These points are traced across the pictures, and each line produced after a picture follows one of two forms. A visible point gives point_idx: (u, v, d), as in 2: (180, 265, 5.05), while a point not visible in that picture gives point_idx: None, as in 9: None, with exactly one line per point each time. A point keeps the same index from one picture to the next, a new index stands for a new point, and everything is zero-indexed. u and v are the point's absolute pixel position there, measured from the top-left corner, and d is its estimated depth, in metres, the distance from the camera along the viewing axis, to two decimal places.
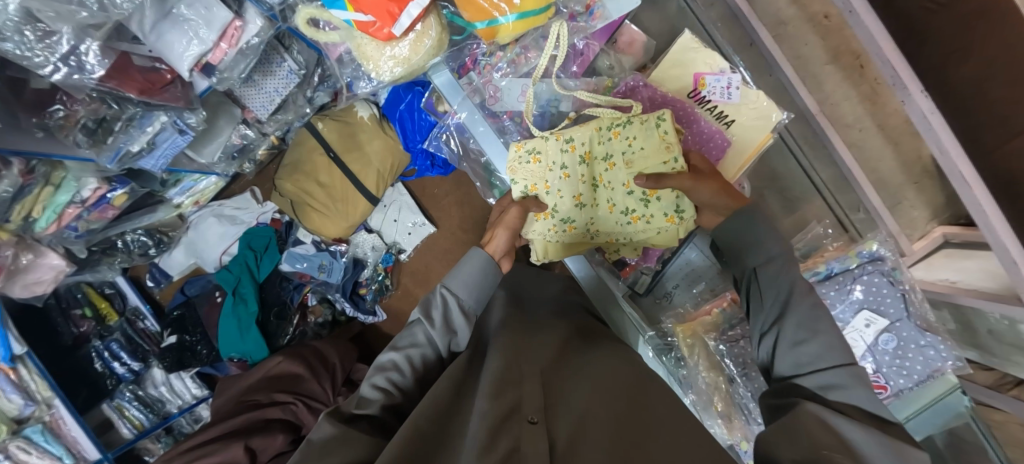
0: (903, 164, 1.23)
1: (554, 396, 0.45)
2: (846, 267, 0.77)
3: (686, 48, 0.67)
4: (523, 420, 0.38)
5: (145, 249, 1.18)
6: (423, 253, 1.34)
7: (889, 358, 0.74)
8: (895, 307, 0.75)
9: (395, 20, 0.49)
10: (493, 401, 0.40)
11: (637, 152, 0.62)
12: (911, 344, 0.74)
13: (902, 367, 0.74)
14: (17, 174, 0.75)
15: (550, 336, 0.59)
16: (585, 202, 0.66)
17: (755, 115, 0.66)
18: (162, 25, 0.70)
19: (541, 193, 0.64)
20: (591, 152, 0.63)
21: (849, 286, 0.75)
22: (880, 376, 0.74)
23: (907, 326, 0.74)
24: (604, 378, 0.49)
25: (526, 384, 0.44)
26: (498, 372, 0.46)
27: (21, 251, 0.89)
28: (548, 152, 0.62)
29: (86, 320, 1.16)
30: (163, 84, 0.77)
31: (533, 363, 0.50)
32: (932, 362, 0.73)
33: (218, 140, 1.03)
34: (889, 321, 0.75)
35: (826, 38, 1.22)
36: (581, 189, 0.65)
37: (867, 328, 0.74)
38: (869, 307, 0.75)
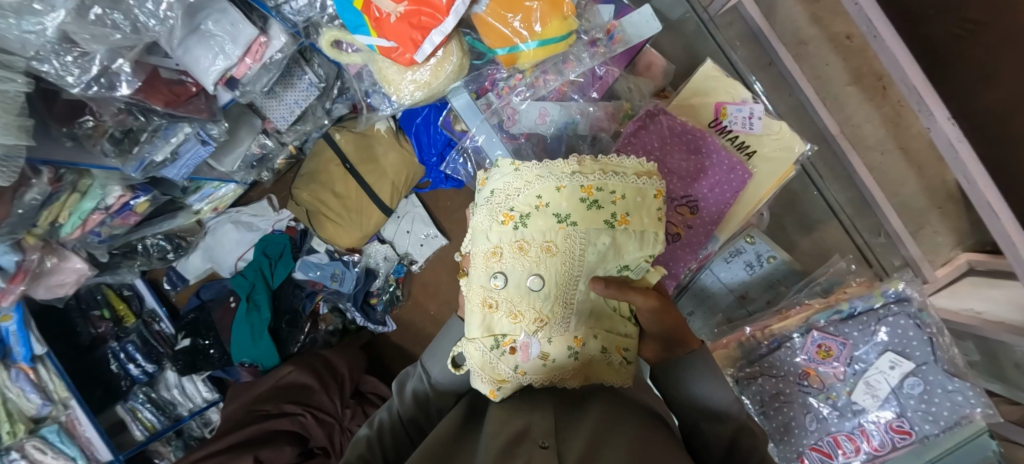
0: (927, 188, 1.20)
1: (564, 428, 0.40)
2: (870, 306, 0.74)
3: (708, 77, 0.66)
4: (534, 445, 0.35)
5: (163, 253, 1.21)
6: (434, 265, 1.34)
7: (915, 402, 0.70)
8: (921, 350, 0.71)
9: (417, 47, 0.50)
10: (498, 434, 0.37)
11: (520, 307, 0.49)
12: (937, 389, 0.70)
13: (928, 412, 0.70)
14: (46, 183, 0.77)
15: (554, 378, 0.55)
16: (561, 248, 0.49)
17: (778, 146, 0.63)
18: (190, 41, 0.71)
19: (566, 185, 0.50)
20: (512, 245, 0.49)
21: (873, 328, 0.72)
22: (905, 420, 0.71)
23: (934, 370, 0.70)
24: (615, 410, 0.45)
25: (534, 416, 0.41)
26: (506, 411, 0.43)
27: (46, 255, 0.91)
28: (512, 199, 0.50)
29: (104, 321, 1.18)
30: (189, 96, 0.79)
31: (540, 404, 0.44)
32: (960, 408, 0.69)
33: (237, 150, 1.04)
34: (914, 364, 0.71)
35: (847, 59, 1.20)
36: (553, 237, 0.49)
37: (892, 371, 0.71)
38: (893, 349, 0.71)
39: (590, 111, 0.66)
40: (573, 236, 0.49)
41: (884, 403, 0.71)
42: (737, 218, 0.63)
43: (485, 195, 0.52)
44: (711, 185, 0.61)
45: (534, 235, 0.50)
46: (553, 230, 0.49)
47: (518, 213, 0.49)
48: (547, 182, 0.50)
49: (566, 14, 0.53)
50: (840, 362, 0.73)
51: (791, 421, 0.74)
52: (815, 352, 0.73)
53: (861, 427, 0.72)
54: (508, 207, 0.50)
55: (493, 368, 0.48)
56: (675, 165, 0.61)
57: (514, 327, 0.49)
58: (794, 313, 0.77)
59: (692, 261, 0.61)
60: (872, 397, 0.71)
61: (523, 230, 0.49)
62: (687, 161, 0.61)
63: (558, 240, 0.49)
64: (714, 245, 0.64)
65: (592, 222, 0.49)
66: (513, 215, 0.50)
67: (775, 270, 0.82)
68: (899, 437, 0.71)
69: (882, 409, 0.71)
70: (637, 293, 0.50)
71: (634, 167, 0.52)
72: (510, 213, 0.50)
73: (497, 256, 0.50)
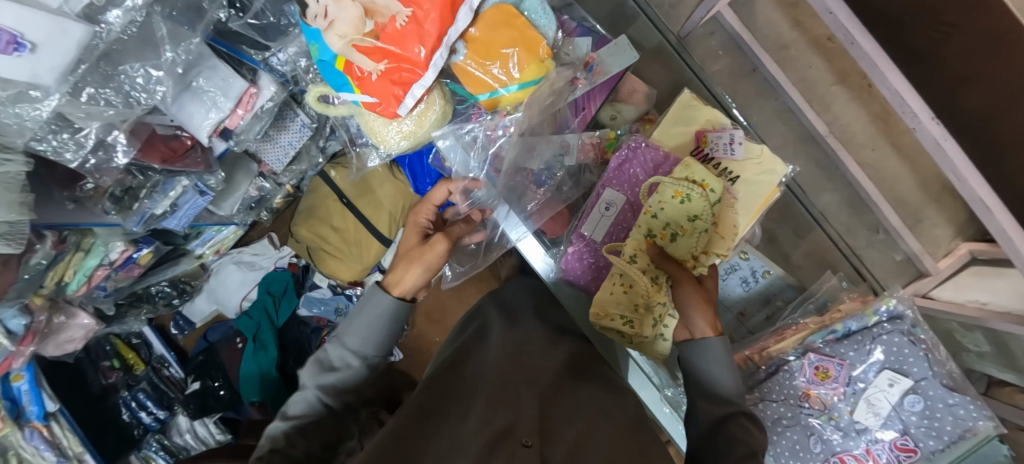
0: (922, 182, 1.21)
1: (548, 427, 0.41)
2: (864, 325, 0.74)
3: (686, 106, 0.68)
4: (516, 442, 0.36)
5: (168, 299, 1.21)
6: (436, 291, 1.35)
7: (917, 419, 0.69)
8: (918, 366, 0.70)
9: (400, 102, 0.52)
10: (485, 426, 0.39)
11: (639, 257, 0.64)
12: (939, 404, 0.68)
13: (930, 427, 0.69)
14: (50, 246, 0.78)
15: (548, 363, 0.57)
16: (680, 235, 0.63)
17: (761, 170, 0.65)
18: (183, 98, 0.73)
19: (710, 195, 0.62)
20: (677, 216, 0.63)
21: (868, 347, 0.72)
22: (909, 437, 0.69)
23: (933, 385, 0.69)
24: (588, 421, 0.45)
25: (520, 409, 0.43)
26: (493, 398, 0.45)
27: (53, 313, 0.92)
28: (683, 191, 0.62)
29: (114, 371, 1.19)
30: (184, 150, 0.81)
31: (528, 396, 0.46)
32: (962, 422, 0.68)
33: (235, 195, 1.05)
34: (913, 380, 0.70)
35: (831, 61, 1.20)
36: (692, 226, 0.63)
37: (891, 389, 0.70)
38: (890, 367, 0.71)
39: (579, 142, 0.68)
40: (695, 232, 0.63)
41: (886, 422, 0.69)
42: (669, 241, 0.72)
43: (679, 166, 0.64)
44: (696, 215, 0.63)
45: (675, 218, 0.63)
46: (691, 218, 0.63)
47: (686, 197, 0.62)
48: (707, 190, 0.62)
49: (543, 56, 0.55)
50: (839, 383, 0.72)
51: (796, 444, 0.71)
52: (814, 374, 0.73)
53: (867, 448, 0.69)
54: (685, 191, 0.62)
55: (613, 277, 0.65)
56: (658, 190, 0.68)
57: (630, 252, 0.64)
58: (791, 333, 0.77)
59: None
60: (875, 416, 0.70)
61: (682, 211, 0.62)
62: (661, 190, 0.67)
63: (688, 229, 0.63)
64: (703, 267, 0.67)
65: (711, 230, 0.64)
66: (681, 194, 0.62)
67: (771, 284, 0.84)
68: (905, 455, 0.69)
69: (886, 428, 0.69)
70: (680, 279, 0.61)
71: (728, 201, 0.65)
72: (685, 193, 0.62)
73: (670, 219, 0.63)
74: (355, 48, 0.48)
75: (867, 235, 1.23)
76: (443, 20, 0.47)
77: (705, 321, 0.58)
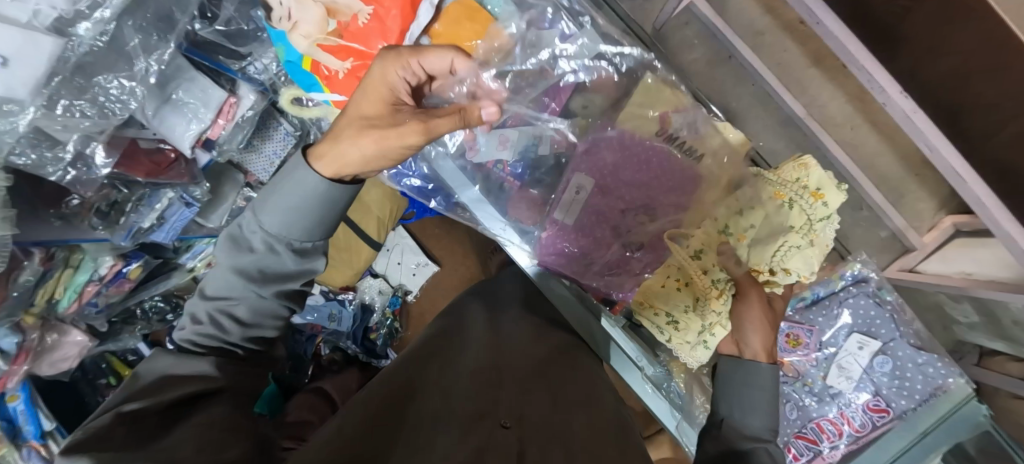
0: (902, 157, 1.22)
1: (529, 411, 0.43)
2: (832, 290, 0.82)
3: (650, 88, 0.66)
4: (495, 423, 0.38)
5: (163, 315, 1.20)
6: (429, 292, 1.36)
7: (888, 378, 0.79)
8: (886, 328, 0.80)
9: None
10: (467, 406, 0.41)
11: (707, 248, 0.63)
12: (908, 363, 0.79)
13: (902, 386, 0.78)
14: (38, 263, 0.79)
15: (532, 351, 0.59)
16: (761, 237, 0.60)
17: (724, 145, 0.65)
18: (165, 111, 0.76)
19: (819, 208, 0.58)
20: (773, 219, 0.60)
21: (836, 312, 0.81)
22: (881, 398, 0.78)
23: (901, 346, 0.79)
24: (568, 410, 0.47)
25: (502, 392, 0.45)
26: (477, 380, 0.47)
27: (45, 332, 0.93)
28: (785, 196, 0.60)
29: (110, 389, 1.18)
30: (168, 163, 0.82)
31: (512, 382, 0.48)
32: (932, 379, 0.77)
33: (223, 207, 1.07)
34: (881, 342, 0.80)
35: (805, 45, 1.20)
36: (784, 233, 0.59)
37: (860, 351, 0.80)
38: (859, 331, 0.80)
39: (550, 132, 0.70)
40: (785, 239, 0.59)
41: (858, 384, 0.79)
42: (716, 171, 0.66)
43: (795, 165, 0.61)
44: (663, 194, 0.67)
45: (769, 219, 0.60)
46: (784, 224, 0.59)
47: (788, 197, 0.60)
48: (821, 203, 0.58)
49: (504, 49, 0.61)
50: (812, 350, 0.81)
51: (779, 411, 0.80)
52: (786, 342, 0.81)
53: (843, 411, 0.79)
54: (790, 190, 0.60)
55: (667, 268, 0.66)
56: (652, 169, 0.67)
57: (700, 239, 0.63)
58: None
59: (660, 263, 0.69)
60: (847, 379, 0.79)
61: (774, 212, 0.60)
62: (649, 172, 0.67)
63: (781, 234, 0.59)
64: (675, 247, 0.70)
65: (811, 249, 0.59)
66: (784, 191, 0.60)
67: None
68: (878, 415, 0.78)
69: (858, 390, 0.79)
70: (748, 291, 0.60)
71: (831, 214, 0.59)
72: (787, 193, 0.60)
73: (758, 212, 0.61)
74: (319, 48, 0.54)
75: (852, 213, 1.25)
76: (403, 17, 0.53)
77: (760, 344, 0.59)
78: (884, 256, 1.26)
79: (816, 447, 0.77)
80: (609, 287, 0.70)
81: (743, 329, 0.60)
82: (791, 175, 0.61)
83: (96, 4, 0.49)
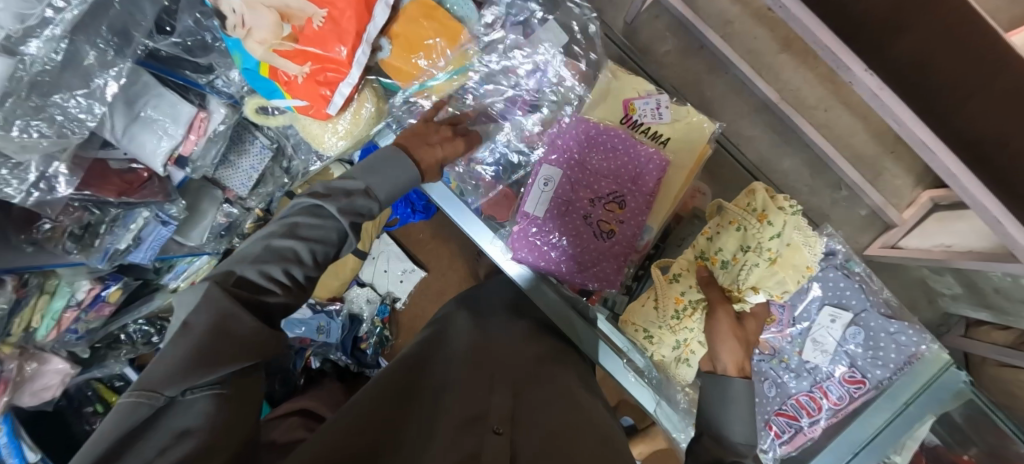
0: (876, 136, 1.24)
1: (520, 416, 0.43)
2: None
3: (612, 77, 0.69)
4: (488, 428, 0.38)
5: (148, 337, 1.19)
6: (417, 298, 1.35)
7: (862, 350, 0.69)
8: (857, 298, 0.70)
9: (328, 101, 0.58)
10: (457, 412, 0.40)
11: (681, 273, 0.65)
12: (881, 333, 0.69)
13: (876, 357, 0.68)
14: (12, 290, 0.78)
15: (521, 353, 0.58)
16: (726, 261, 0.61)
17: (690, 128, 0.67)
18: (133, 129, 0.75)
19: (771, 228, 0.58)
20: (726, 244, 0.61)
21: (806, 285, 0.70)
22: (856, 370, 0.68)
23: (873, 316, 0.70)
24: (560, 413, 0.47)
25: (492, 396, 0.44)
26: (467, 384, 0.46)
27: (25, 360, 0.92)
28: (739, 221, 0.60)
29: (98, 415, 1.16)
30: (141, 182, 0.81)
31: (501, 384, 0.47)
32: (905, 347, 0.67)
33: (202, 223, 1.06)
34: (854, 313, 0.70)
35: (774, 29, 1.23)
36: (736, 257, 0.60)
37: (833, 324, 0.69)
38: (830, 303, 0.70)
39: (519, 124, 0.71)
40: (744, 264, 0.59)
41: (833, 358, 0.69)
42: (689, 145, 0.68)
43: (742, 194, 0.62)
44: (633, 181, 0.65)
45: (724, 247, 0.61)
46: (737, 249, 0.60)
47: (737, 223, 0.60)
48: (775, 225, 0.58)
49: (465, 45, 0.63)
50: (785, 326, 0.69)
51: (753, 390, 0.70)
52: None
53: (819, 384, 0.69)
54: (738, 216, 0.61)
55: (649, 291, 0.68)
56: (596, 167, 0.66)
57: (681, 264, 0.66)
58: None
59: (630, 253, 0.66)
60: (823, 353, 0.69)
61: (726, 239, 0.61)
62: (605, 161, 0.66)
63: (739, 258, 0.60)
64: (650, 234, 0.68)
65: (777, 267, 0.59)
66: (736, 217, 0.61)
67: None
68: (855, 388, 0.68)
69: (834, 364, 0.69)
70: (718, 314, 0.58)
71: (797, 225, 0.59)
72: (740, 214, 0.60)
73: (713, 239, 0.62)
74: (276, 53, 0.55)
75: (830, 194, 1.26)
76: (358, 17, 0.54)
77: (731, 357, 0.54)
78: (864, 234, 1.27)
79: (797, 425, 0.68)
80: (588, 280, 0.67)
81: (710, 344, 0.56)
82: (747, 196, 0.62)
83: (46, 21, 0.50)
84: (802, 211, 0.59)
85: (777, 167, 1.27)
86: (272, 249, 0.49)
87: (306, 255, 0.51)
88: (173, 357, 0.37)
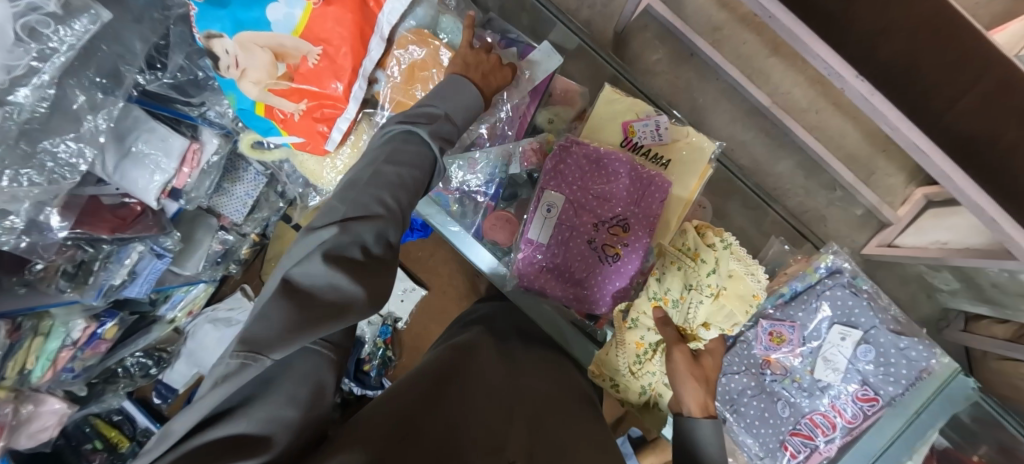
0: (868, 135, 1.25)
1: (538, 450, 0.42)
2: (808, 284, 0.71)
3: (609, 100, 0.70)
4: (506, 462, 0.37)
5: (146, 369, 1.19)
6: (419, 317, 1.34)
7: (873, 367, 0.68)
8: (865, 315, 0.69)
9: (327, 137, 0.59)
10: (478, 437, 0.39)
11: (639, 319, 0.64)
12: (891, 350, 0.67)
13: (888, 373, 0.67)
14: (4, 334, 0.77)
15: (536, 383, 0.57)
16: (675, 299, 0.60)
17: (690, 148, 0.68)
18: (125, 165, 0.73)
19: (705, 263, 0.59)
20: (671, 283, 0.61)
21: (816, 304, 0.69)
22: (869, 387, 0.67)
23: (883, 332, 0.68)
24: (570, 447, 0.46)
25: (513, 429, 0.43)
26: (488, 406, 0.45)
27: (20, 403, 0.89)
28: (678, 260, 0.61)
29: (98, 452, 1.15)
30: (134, 216, 0.81)
31: (518, 417, 0.46)
32: (916, 363, 0.66)
33: (197, 253, 1.03)
34: (863, 331, 0.69)
35: (762, 34, 1.24)
36: (681, 294, 0.60)
37: (844, 343, 0.68)
38: (839, 321, 0.69)
39: (518, 148, 0.70)
40: (689, 302, 0.59)
41: (846, 376, 0.68)
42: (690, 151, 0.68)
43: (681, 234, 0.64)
44: (635, 202, 0.65)
45: (669, 287, 0.61)
46: (681, 288, 0.60)
47: (676, 263, 0.61)
48: (711, 259, 0.59)
49: None
50: (796, 345, 0.69)
51: (766, 411, 0.68)
52: (769, 340, 0.69)
53: (833, 404, 0.67)
54: (677, 256, 0.62)
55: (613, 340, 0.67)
56: (597, 190, 0.65)
57: (637, 310, 0.64)
58: None
59: (634, 275, 0.65)
60: (835, 371, 0.68)
61: (670, 280, 0.61)
62: (606, 184, 0.65)
63: (683, 296, 0.59)
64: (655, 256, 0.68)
65: (729, 301, 0.58)
66: (674, 257, 0.62)
67: None
68: (867, 405, 0.67)
69: (847, 382, 0.68)
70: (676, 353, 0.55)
71: (745, 259, 0.60)
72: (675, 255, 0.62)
73: (660, 281, 0.62)
74: (272, 92, 0.56)
75: (826, 194, 1.27)
76: (354, 53, 0.55)
77: (694, 400, 0.51)
78: (862, 233, 1.28)
79: (812, 444, 0.67)
80: (577, 300, 0.67)
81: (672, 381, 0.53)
82: (681, 237, 0.64)
83: (33, 69, 0.49)
84: (734, 242, 0.60)
85: (772, 170, 1.28)
86: (382, 179, 0.44)
87: (405, 177, 0.45)
88: (276, 314, 0.31)
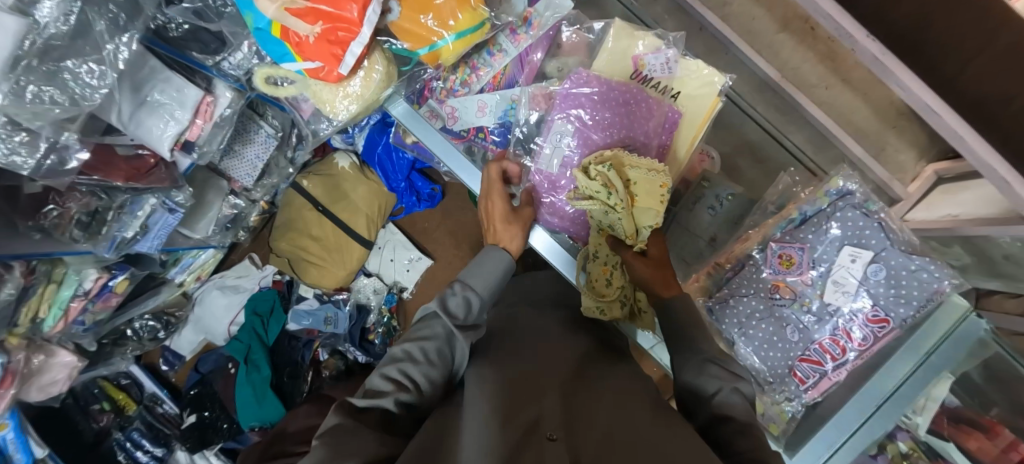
0: (878, 112, 1.24)
1: (575, 421, 0.41)
2: (819, 208, 0.71)
3: (622, 34, 0.71)
4: (543, 436, 0.37)
5: (154, 333, 1.20)
6: (425, 288, 1.36)
7: (884, 289, 0.66)
8: (877, 237, 0.67)
9: (339, 61, 0.60)
10: (509, 421, 0.39)
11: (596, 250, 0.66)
12: (903, 271, 0.65)
13: (899, 295, 0.65)
14: (20, 276, 0.78)
15: (562, 363, 0.57)
16: (604, 220, 0.61)
17: (700, 84, 0.71)
18: (139, 114, 0.74)
19: (599, 182, 0.59)
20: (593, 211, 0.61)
21: (824, 226, 0.68)
22: (880, 308, 0.65)
23: (894, 253, 0.66)
24: (607, 409, 0.45)
25: (543, 403, 0.43)
26: (511, 393, 0.45)
27: (32, 352, 0.90)
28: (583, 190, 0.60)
29: (105, 413, 1.18)
30: (148, 168, 0.81)
31: (547, 391, 0.46)
32: (928, 284, 0.64)
33: (208, 214, 1.04)
34: (874, 252, 0.66)
35: (772, 9, 1.24)
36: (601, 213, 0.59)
37: (854, 264, 0.66)
38: (850, 243, 0.67)
39: (527, 91, 0.73)
40: (613, 216, 0.59)
41: (854, 297, 0.66)
42: (699, 90, 0.70)
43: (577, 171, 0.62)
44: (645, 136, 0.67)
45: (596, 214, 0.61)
46: (600, 212, 0.60)
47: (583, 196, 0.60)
48: (602, 177, 0.58)
49: (475, 6, 0.64)
50: (805, 268, 0.68)
51: (776, 336, 0.68)
52: (778, 263, 0.69)
53: (842, 328, 0.66)
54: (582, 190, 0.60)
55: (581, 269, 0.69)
56: (604, 117, 0.65)
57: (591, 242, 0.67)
58: (754, 234, 0.75)
59: None
60: (845, 294, 0.66)
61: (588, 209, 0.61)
62: (617, 113, 0.65)
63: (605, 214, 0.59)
64: None
65: (645, 201, 0.58)
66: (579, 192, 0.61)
67: (738, 205, 0.84)
68: (878, 327, 0.65)
69: (857, 302, 0.66)
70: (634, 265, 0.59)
71: (648, 162, 0.61)
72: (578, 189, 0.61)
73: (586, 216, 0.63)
74: (287, 12, 0.55)
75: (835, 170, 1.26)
76: None
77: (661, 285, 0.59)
78: None
79: (822, 369, 0.67)
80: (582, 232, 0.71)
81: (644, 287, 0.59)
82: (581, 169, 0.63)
83: None
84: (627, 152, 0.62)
85: None
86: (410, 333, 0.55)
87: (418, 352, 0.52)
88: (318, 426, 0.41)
